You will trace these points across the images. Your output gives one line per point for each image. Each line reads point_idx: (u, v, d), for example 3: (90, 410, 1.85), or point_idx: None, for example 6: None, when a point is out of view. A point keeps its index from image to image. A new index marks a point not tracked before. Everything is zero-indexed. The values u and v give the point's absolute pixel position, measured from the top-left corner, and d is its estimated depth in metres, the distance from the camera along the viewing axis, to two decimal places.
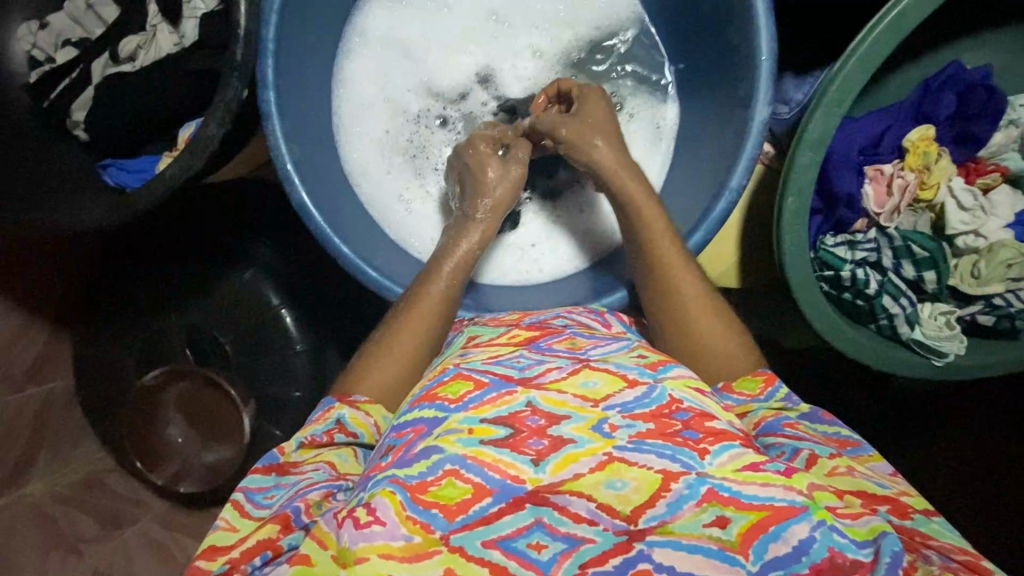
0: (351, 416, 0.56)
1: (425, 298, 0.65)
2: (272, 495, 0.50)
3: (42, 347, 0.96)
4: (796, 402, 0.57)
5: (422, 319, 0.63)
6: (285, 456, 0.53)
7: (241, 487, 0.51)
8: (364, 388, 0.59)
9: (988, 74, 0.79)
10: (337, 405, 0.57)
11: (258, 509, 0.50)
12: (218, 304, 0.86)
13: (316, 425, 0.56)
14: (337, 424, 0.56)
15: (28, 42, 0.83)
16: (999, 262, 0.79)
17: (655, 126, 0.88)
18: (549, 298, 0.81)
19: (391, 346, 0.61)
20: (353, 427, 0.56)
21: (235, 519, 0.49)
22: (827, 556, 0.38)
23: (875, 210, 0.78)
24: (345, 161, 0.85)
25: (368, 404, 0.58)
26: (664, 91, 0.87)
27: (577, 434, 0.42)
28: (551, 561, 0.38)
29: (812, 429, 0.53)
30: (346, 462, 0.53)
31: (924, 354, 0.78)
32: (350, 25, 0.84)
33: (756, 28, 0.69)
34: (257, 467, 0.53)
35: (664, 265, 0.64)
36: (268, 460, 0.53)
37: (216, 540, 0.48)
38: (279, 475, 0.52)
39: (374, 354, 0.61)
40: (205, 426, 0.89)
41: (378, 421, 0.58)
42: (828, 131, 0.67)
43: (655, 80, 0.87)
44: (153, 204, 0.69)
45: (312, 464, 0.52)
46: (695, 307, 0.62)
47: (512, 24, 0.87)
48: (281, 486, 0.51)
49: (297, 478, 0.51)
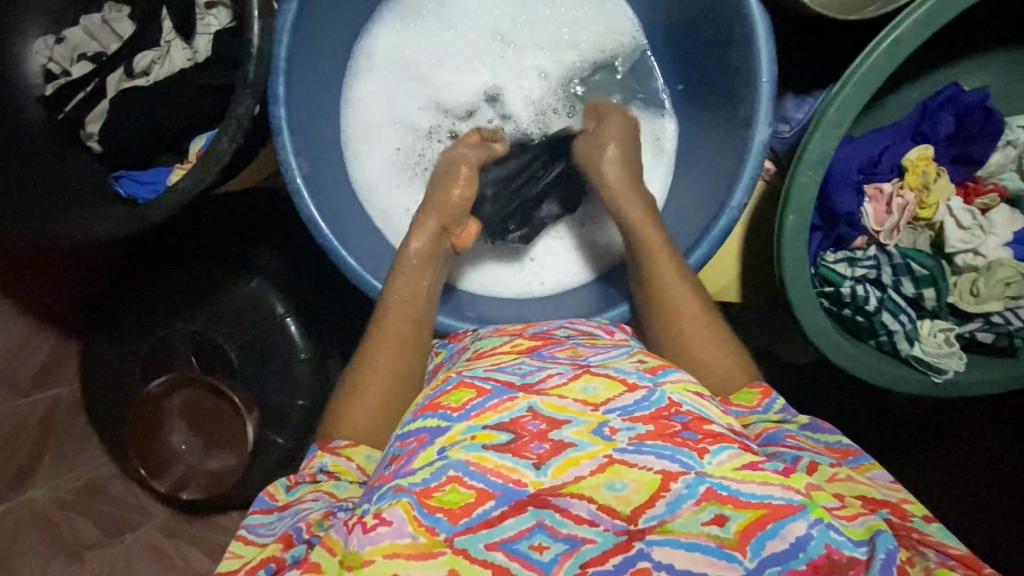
0: (333, 463, 0.56)
1: (399, 298, 0.68)
2: (274, 526, 0.51)
3: (48, 355, 0.97)
4: (792, 415, 0.57)
5: (398, 321, 0.66)
6: (279, 499, 0.54)
7: (244, 524, 0.52)
8: (356, 405, 0.60)
9: (986, 96, 0.80)
10: (320, 453, 0.57)
11: (261, 536, 0.50)
12: (225, 312, 0.87)
13: (303, 471, 0.56)
14: (321, 471, 0.55)
15: (44, 56, 0.85)
16: (997, 281, 0.79)
17: (655, 139, 0.89)
18: (547, 310, 0.83)
19: (373, 352, 0.64)
20: (336, 472, 0.55)
21: (240, 547, 0.50)
22: (823, 553, 0.39)
23: (874, 228, 0.80)
24: (353, 178, 0.86)
25: (348, 449, 0.57)
26: (660, 110, 0.89)
27: (577, 438, 0.43)
28: (553, 562, 0.39)
29: (814, 440, 0.54)
30: (345, 490, 0.53)
31: (924, 370, 0.79)
32: (359, 46, 0.86)
33: (759, 53, 0.70)
34: (254, 509, 0.53)
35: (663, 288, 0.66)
36: (262, 503, 0.54)
37: (223, 566, 0.49)
38: (280, 510, 0.53)
39: (363, 360, 0.63)
40: (208, 433, 0.90)
41: (361, 463, 0.56)
42: (826, 151, 0.68)
43: (654, 95, 0.89)
44: (165, 217, 0.70)
45: (310, 494, 0.53)
46: (690, 325, 0.63)
47: (518, 45, 0.89)
48: (281, 518, 0.51)
49: (296, 507, 0.51)
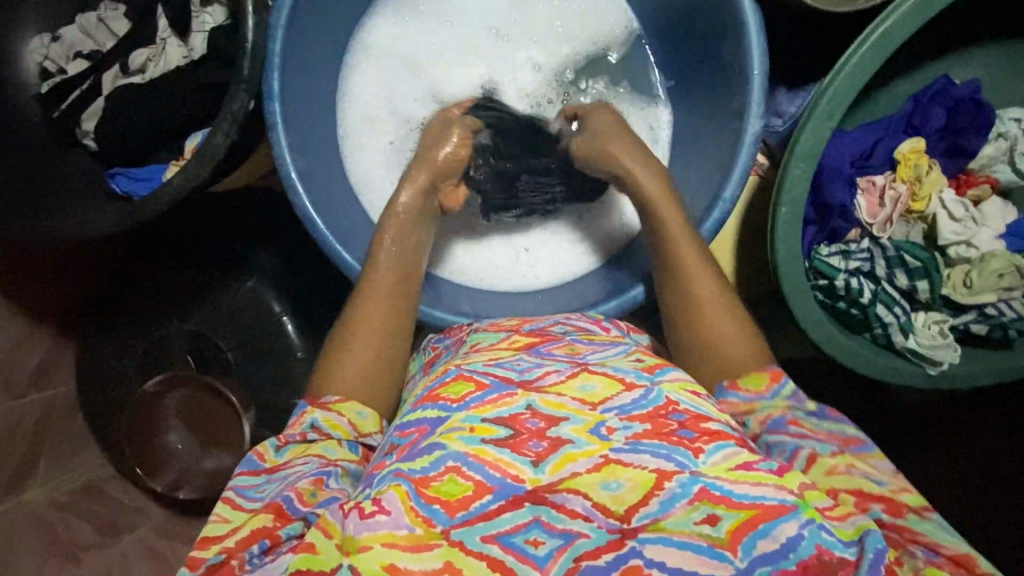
0: (325, 419, 0.56)
1: (383, 273, 0.67)
2: (264, 490, 0.51)
3: (44, 354, 0.97)
4: (800, 400, 0.55)
5: (388, 297, 0.65)
6: (268, 460, 0.53)
7: (230, 486, 0.51)
8: (342, 391, 0.59)
9: (976, 89, 0.81)
10: (310, 409, 0.57)
11: (250, 501, 0.50)
12: (221, 309, 0.88)
13: (291, 428, 0.55)
14: (313, 427, 0.55)
15: (40, 54, 0.84)
16: (990, 272, 0.80)
17: (649, 127, 0.89)
18: (542, 302, 0.82)
19: (360, 330, 0.62)
20: (327, 428, 0.55)
21: (227, 511, 0.49)
22: (813, 553, 0.39)
23: (866, 220, 0.81)
24: (349, 172, 0.86)
25: (339, 404, 0.57)
26: (654, 99, 0.90)
27: (575, 436, 0.43)
28: (547, 556, 0.39)
29: (817, 426, 0.53)
30: (334, 453, 0.53)
31: (917, 362, 0.79)
32: (354, 40, 0.86)
33: (749, 45, 0.70)
34: (242, 470, 0.52)
35: (675, 255, 0.66)
36: (250, 464, 0.53)
37: (209, 531, 0.48)
38: (269, 473, 0.52)
39: (348, 336, 0.62)
40: (205, 432, 0.90)
41: (352, 419, 0.57)
42: (819, 142, 0.68)
43: (647, 83, 0.90)
44: (160, 213, 0.71)
45: (299, 458, 0.53)
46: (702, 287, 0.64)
47: (512, 40, 0.89)
48: (272, 481, 0.51)
49: (287, 472, 0.51)
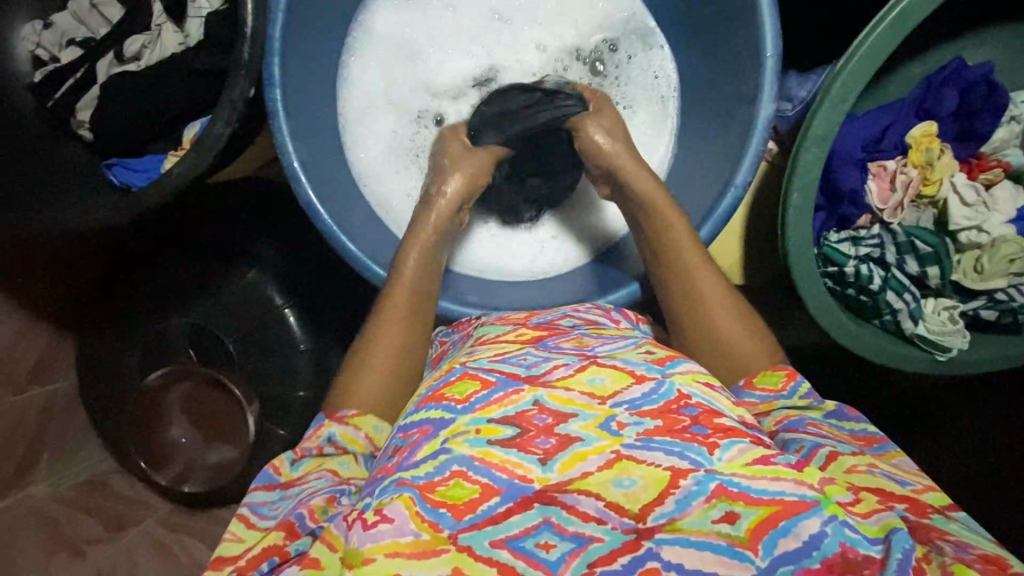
0: (341, 433, 0.55)
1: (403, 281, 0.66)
2: (277, 507, 0.50)
3: (42, 350, 0.95)
4: (818, 400, 0.56)
5: (409, 304, 0.65)
6: (283, 475, 0.53)
7: (245, 502, 0.51)
8: (351, 400, 0.58)
9: (990, 70, 0.79)
10: (327, 422, 0.56)
11: (264, 520, 0.49)
12: (224, 302, 0.86)
13: (308, 443, 0.55)
14: (329, 441, 0.54)
15: (31, 42, 0.82)
16: (1001, 257, 0.79)
17: (653, 75, 0.87)
18: (575, 282, 0.82)
19: (380, 323, 0.63)
20: (343, 443, 0.54)
21: (241, 530, 0.49)
22: (839, 551, 0.38)
23: (877, 206, 0.79)
24: (350, 162, 0.84)
25: (356, 418, 0.56)
26: (657, 44, 0.87)
27: (585, 433, 0.42)
28: (559, 561, 0.38)
29: (837, 428, 0.53)
30: (348, 469, 0.52)
31: (927, 348, 0.78)
32: (356, 20, 0.83)
33: (762, 26, 0.68)
34: (256, 485, 0.52)
35: (669, 262, 0.65)
36: (265, 479, 0.52)
37: (222, 551, 0.47)
38: (283, 488, 0.52)
39: (370, 348, 0.61)
40: (207, 426, 0.96)
41: (369, 433, 0.55)
42: (832, 127, 0.67)
43: (646, 37, 0.87)
44: (159, 203, 0.69)
45: (313, 474, 0.52)
46: (709, 290, 0.62)
47: (514, 26, 0.87)
48: (285, 498, 0.51)
49: (299, 488, 0.51)
